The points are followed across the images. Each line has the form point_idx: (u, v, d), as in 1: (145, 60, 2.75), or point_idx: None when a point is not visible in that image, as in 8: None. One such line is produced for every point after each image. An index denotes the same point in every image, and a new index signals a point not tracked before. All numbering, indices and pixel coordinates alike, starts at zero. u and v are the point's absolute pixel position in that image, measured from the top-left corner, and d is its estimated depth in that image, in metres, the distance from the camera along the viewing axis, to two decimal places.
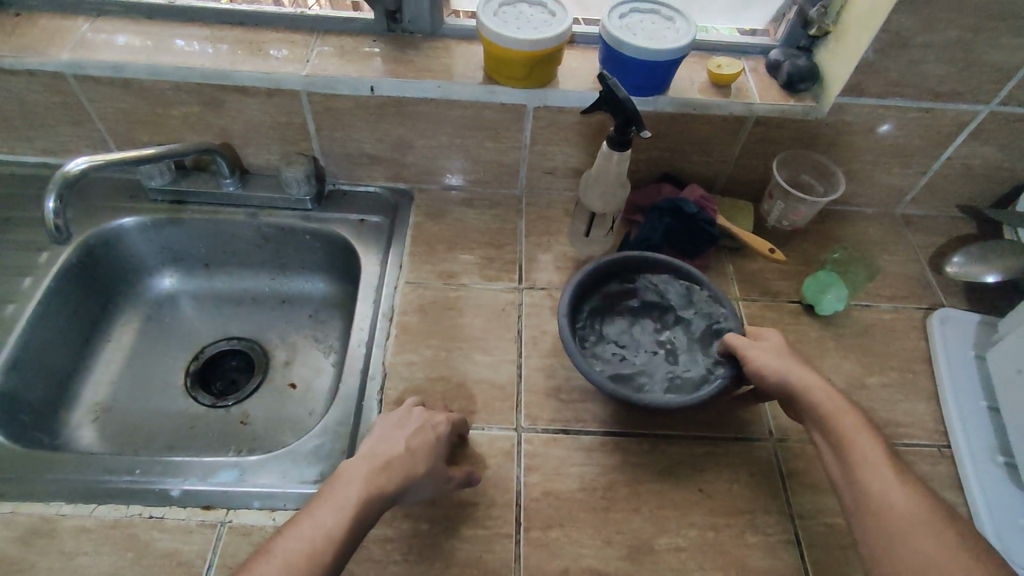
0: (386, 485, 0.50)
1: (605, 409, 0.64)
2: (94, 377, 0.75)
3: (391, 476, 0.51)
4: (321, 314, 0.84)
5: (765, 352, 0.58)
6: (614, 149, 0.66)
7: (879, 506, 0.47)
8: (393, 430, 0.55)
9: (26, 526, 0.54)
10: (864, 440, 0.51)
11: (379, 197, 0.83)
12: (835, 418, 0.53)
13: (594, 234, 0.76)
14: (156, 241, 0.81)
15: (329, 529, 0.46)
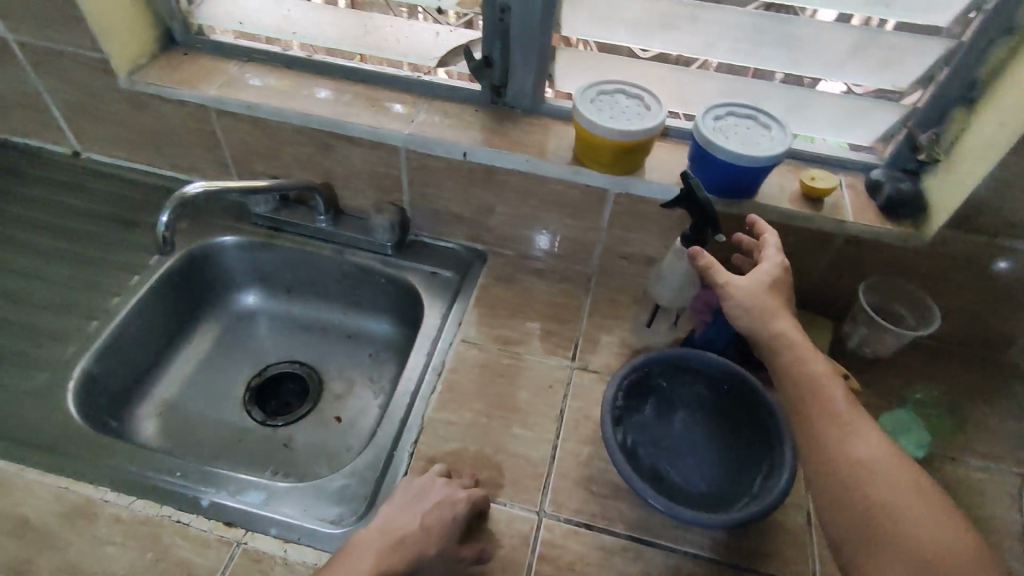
0: (397, 564, 0.52)
1: (635, 511, 0.61)
2: (168, 375, 0.81)
3: (402, 556, 0.52)
4: (380, 355, 0.87)
5: (754, 287, 0.58)
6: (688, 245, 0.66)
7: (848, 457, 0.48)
8: (411, 502, 0.56)
9: (73, 504, 0.58)
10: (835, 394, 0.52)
11: (456, 253, 0.86)
12: (832, 401, 0.52)
13: (656, 326, 0.77)
14: (250, 261, 0.88)
15: None
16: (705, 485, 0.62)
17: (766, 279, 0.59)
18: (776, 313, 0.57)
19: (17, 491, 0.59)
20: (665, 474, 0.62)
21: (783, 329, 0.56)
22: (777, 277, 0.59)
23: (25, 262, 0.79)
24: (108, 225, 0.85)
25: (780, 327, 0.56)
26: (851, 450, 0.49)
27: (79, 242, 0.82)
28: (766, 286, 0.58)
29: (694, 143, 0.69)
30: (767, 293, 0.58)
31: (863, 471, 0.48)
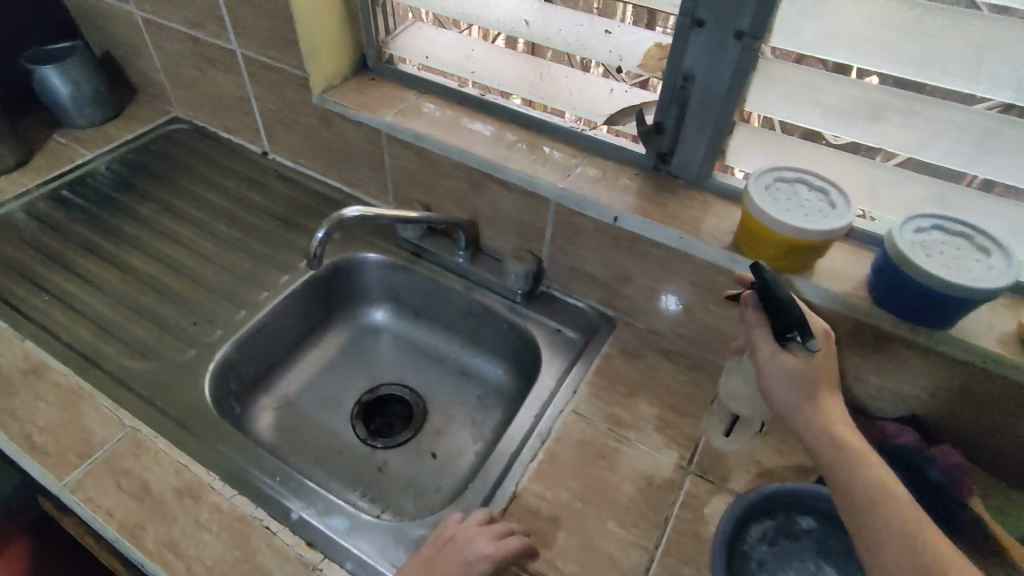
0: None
1: None
2: (293, 372, 0.86)
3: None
4: (487, 399, 0.86)
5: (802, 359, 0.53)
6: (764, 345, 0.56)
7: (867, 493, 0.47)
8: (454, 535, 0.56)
9: (185, 482, 0.62)
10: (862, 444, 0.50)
11: (585, 314, 0.82)
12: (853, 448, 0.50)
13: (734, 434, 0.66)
14: (387, 281, 0.91)
15: None
16: None
17: (817, 372, 0.53)
18: (822, 381, 0.53)
19: (145, 456, 0.64)
20: None
21: (823, 398, 0.53)
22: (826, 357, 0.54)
23: (202, 244, 0.88)
24: (275, 223, 0.92)
25: (817, 396, 0.53)
26: (870, 485, 0.47)
27: (249, 234, 0.90)
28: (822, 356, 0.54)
29: (883, 254, 0.59)
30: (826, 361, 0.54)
31: (852, 465, 0.49)
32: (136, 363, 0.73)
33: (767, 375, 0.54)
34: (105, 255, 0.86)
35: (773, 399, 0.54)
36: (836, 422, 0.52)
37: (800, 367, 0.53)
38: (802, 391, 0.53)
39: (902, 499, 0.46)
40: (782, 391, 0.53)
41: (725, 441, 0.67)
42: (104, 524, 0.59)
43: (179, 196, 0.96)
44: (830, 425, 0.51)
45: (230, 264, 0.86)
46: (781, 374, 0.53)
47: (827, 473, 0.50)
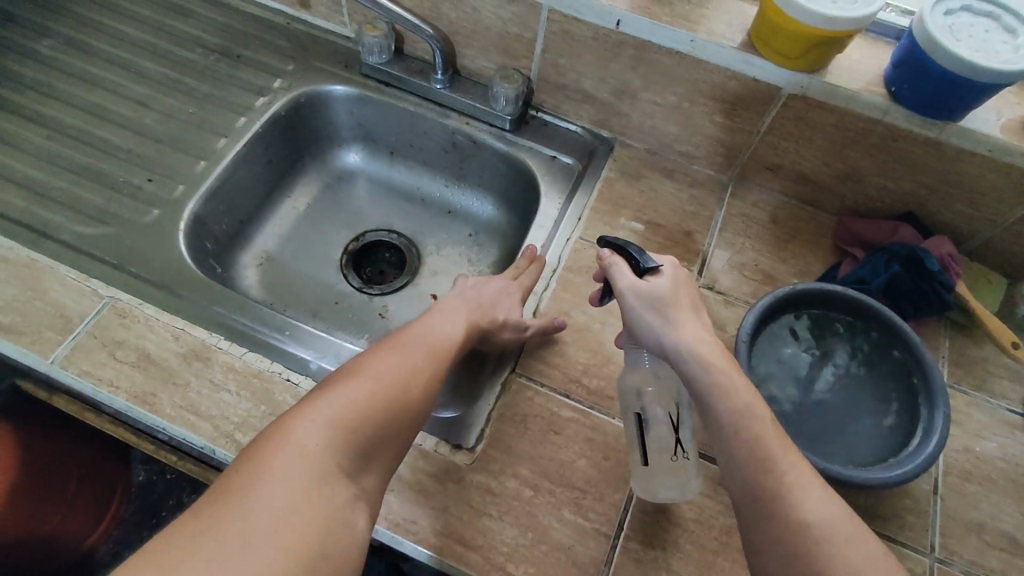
0: (439, 366, 0.51)
1: None
2: (269, 227, 0.79)
3: (443, 361, 0.52)
4: (481, 237, 0.83)
5: (676, 290, 0.53)
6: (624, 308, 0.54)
7: (699, 341, 0.50)
8: (441, 319, 0.57)
9: (189, 346, 0.58)
10: (694, 314, 0.53)
11: (580, 139, 0.78)
12: (701, 317, 0.53)
13: (656, 466, 0.53)
14: (359, 115, 0.81)
15: (415, 367, 0.49)
16: (868, 437, 0.56)
17: (674, 293, 0.53)
18: (691, 306, 0.53)
19: (135, 324, 0.59)
20: (812, 418, 0.57)
21: (681, 315, 0.52)
22: (686, 282, 0.55)
23: (130, 87, 0.75)
24: (214, 57, 0.79)
25: (676, 315, 0.52)
26: (708, 345, 0.50)
27: (185, 72, 0.77)
28: (689, 283, 0.55)
29: (909, 41, 0.57)
30: (682, 286, 0.54)
31: (788, 559, 0.42)
32: (93, 230, 0.64)
33: (628, 311, 0.54)
34: (10, 107, 0.71)
35: (632, 331, 0.54)
36: (794, 512, 0.43)
37: (661, 288, 0.53)
38: (651, 305, 0.52)
39: (738, 406, 0.47)
40: (644, 317, 0.52)
41: (652, 471, 0.53)
42: (112, 395, 0.55)
43: (83, 29, 0.79)
44: (751, 459, 0.45)
45: (173, 108, 0.74)
46: (639, 300, 0.53)
47: (689, 369, 0.49)
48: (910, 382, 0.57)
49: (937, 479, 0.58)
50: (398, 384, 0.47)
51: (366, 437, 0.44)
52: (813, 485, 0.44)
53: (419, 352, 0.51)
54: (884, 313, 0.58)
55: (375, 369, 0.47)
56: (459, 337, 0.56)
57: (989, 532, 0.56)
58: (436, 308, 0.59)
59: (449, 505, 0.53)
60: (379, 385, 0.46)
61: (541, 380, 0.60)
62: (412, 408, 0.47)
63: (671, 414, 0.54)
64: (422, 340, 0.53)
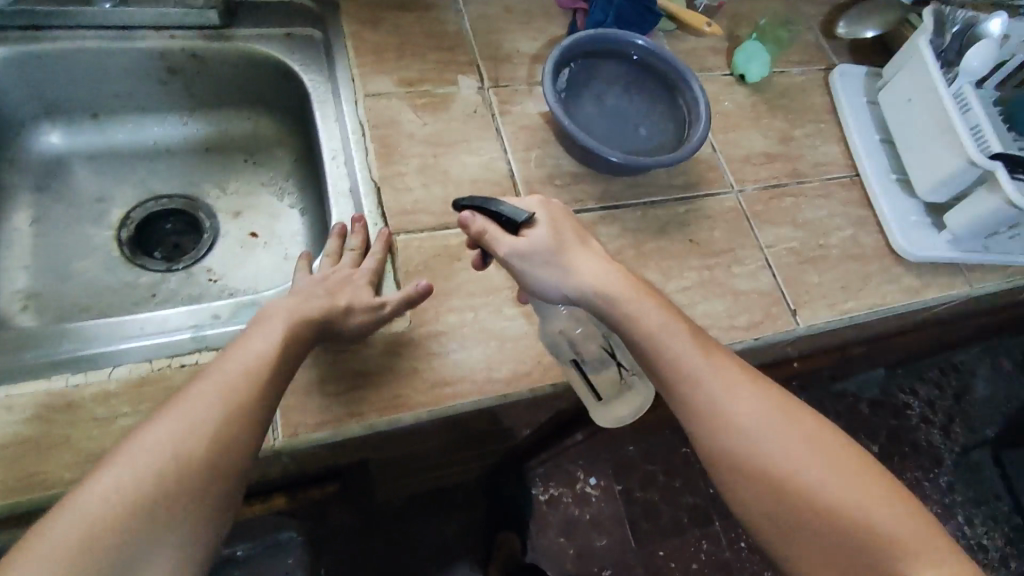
0: (247, 404, 0.41)
1: (579, 189, 0.68)
2: (4, 263, 0.62)
3: (252, 395, 0.41)
4: (258, 155, 0.75)
5: (550, 230, 0.52)
6: (517, 275, 0.52)
7: (591, 281, 0.51)
8: (256, 329, 0.46)
9: (35, 405, 0.47)
10: (582, 254, 0.52)
11: (300, 6, 0.72)
12: (593, 248, 0.53)
13: (609, 394, 0.55)
14: (26, 84, 0.64)
15: (204, 420, 0.39)
16: (663, 131, 0.70)
17: (553, 236, 0.52)
18: (573, 244, 0.52)
19: None
20: (625, 139, 0.68)
21: (571, 254, 0.51)
22: (558, 219, 0.53)
23: None
24: None
25: (566, 257, 0.51)
26: (605, 279, 0.51)
27: None
28: (562, 218, 0.54)
29: None
30: (558, 225, 0.53)
31: (719, 451, 0.48)
32: None
33: (519, 272, 0.52)
34: None
35: (530, 289, 0.52)
36: (725, 411, 0.48)
37: (541, 238, 0.51)
38: (541, 259, 0.51)
39: (649, 327, 0.50)
40: (538, 271, 0.51)
41: (606, 400, 0.55)
42: None
43: None
44: (676, 376, 0.49)
45: None
46: (526, 258, 0.51)
47: (597, 308, 0.51)
48: (668, 78, 0.71)
49: (712, 141, 0.77)
50: (178, 451, 0.37)
51: (136, 529, 0.35)
52: (738, 382, 0.49)
53: (211, 395, 0.40)
54: (635, 39, 0.70)
55: (148, 441, 0.37)
56: (275, 349, 0.44)
57: (753, 157, 0.77)
58: (257, 317, 0.47)
59: (418, 366, 0.55)
60: (140, 466, 0.36)
61: (419, 227, 0.62)
62: (204, 475, 0.37)
63: (604, 343, 0.55)
64: (221, 373, 0.42)
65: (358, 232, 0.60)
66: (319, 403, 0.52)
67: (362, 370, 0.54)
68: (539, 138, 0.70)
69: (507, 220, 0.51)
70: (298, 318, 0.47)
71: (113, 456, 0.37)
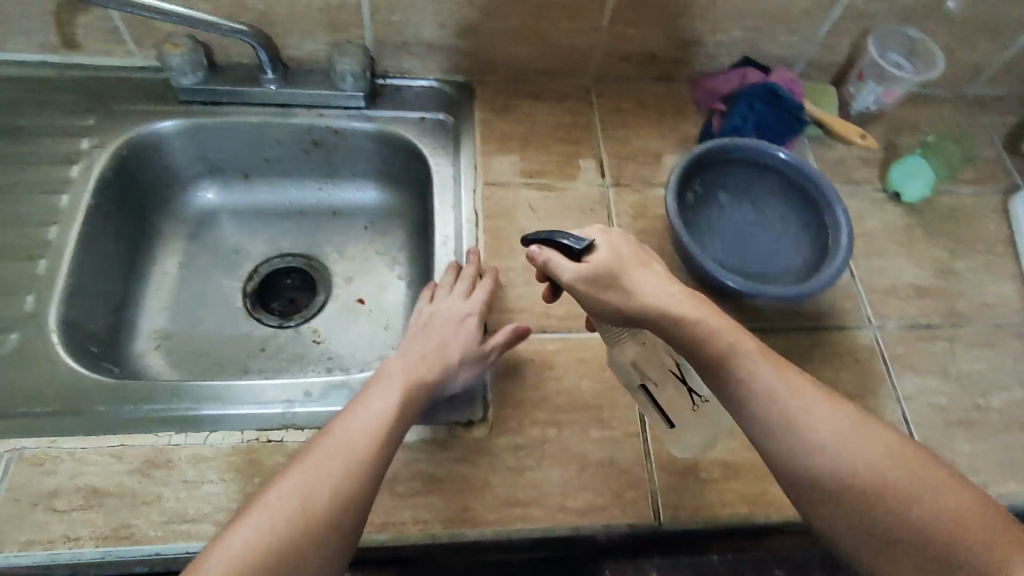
0: (367, 464, 0.43)
1: None
2: (148, 304, 0.69)
3: (369, 455, 0.43)
4: (379, 224, 0.79)
5: (616, 257, 0.50)
6: (584, 301, 0.51)
7: (649, 300, 0.48)
8: (377, 385, 0.49)
9: (139, 458, 0.50)
10: (644, 273, 0.49)
11: (439, 91, 0.75)
12: (651, 265, 0.50)
13: (683, 422, 0.54)
14: (195, 149, 0.72)
15: (331, 476, 0.41)
16: (793, 258, 0.63)
17: (618, 259, 0.50)
18: (641, 264, 0.50)
19: (60, 464, 0.49)
20: (747, 262, 0.63)
21: (636, 277, 0.49)
22: (624, 242, 0.52)
23: None
24: None
25: (630, 280, 0.49)
26: (660, 295, 0.48)
27: None
28: (627, 242, 0.52)
29: None
30: (622, 250, 0.51)
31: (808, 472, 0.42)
32: None
33: (585, 299, 0.51)
34: None
35: (596, 315, 0.51)
36: (802, 426, 0.43)
37: (602, 263, 0.50)
38: (601, 285, 0.49)
39: (712, 347, 0.45)
40: (599, 299, 0.50)
41: (680, 428, 0.54)
42: (77, 549, 0.47)
43: None
44: (746, 391, 0.44)
45: None
46: (586, 285, 0.50)
47: (661, 324, 0.47)
48: (807, 196, 0.65)
49: (851, 265, 0.69)
50: (306, 505, 0.40)
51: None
52: (812, 398, 0.44)
53: (336, 451, 0.43)
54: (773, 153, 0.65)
55: (281, 491, 0.40)
56: (394, 407, 0.47)
57: (900, 289, 0.68)
58: (374, 376, 0.50)
59: (491, 479, 0.53)
60: (275, 518, 0.39)
61: (515, 327, 0.61)
62: (328, 531, 0.40)
63: (674, 368, 0.53)
64: (344, 430, 0.44)
65: (465, 271, 0.61)
66: (387, 502, 0.51)
67: (435, 475, 0.52)
68: (654, 243, 0.67)
69: (570, 249, 0.51)
70: (412, 381, 0.49)
71: (250, 507, 0.40)
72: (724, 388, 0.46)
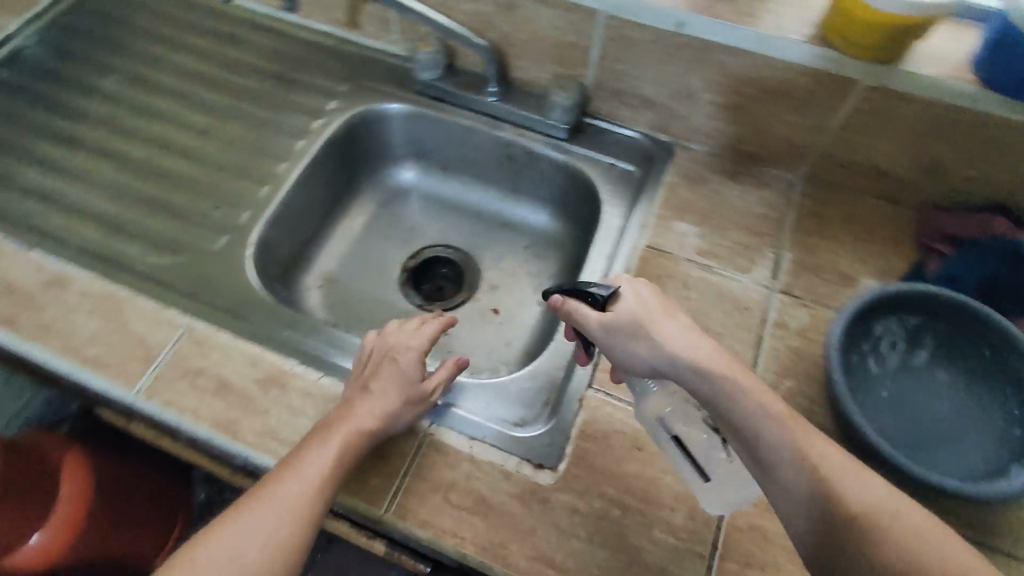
0: (300, 522, 0.45)
1: None
2: (328, 249, 0.80)
3: (304, 513, 0.46)
4: (539, 248, 0.82)
5: (639, 306, 0.50)
6: (607, 345, 0.51)
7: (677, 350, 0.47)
8: (314, 439, 0.50)
9: (266, 372, 0.59)
10: (674, 323, 0.49)
11: (638, 144, 0.76)
12: (680, 317, 0.50)
13: (718, 483, 0.48)
14: (412, 134, 0.81)
15: (265, 537, 0.44)
16: (967, 448, 0.53)
17: (643, 310, 0.50)
18: (668, 313, 0.50)
19: (212, 352, 0.59)
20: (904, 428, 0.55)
21: (662, 329, 0.49)
22: (651, 293, 0.52)
23: (191, 116, 0.77)
24: (271, 83, 0.80)
25: (654, 329, 0.49)
26: (691, 343, 0.47)
27: (245, 99, 0.79)
28: (658, 294, 0.52)
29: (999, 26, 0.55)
30: (648, 301, 0.51)
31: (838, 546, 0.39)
32: (166, 259, 0.66)
33: (609, 346, 0.51)
34: (91, 145, 0.74)
35: (621, 364, 0.51)
36: (833, 497, 0.40)
37: (627, 312, 0.50)
38: (627, 334, 0.50)
39: (741, 404, 0.44)
40: (628, 347, 0.50)
41: (718, 487, 0.48)
42: (195, 423, 0.56)
43: (148, 64, 0.82)
44: (772, 455, 0.42)
45: (235, 135, 0.76)
46: (613, 334, 0.51)
47: (691, 384, 0.46)
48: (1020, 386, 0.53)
49: None
50: (237, 563, 0.43)
51: None
52: (847, 467, 0.41)
53: (269, 509, 0.45)
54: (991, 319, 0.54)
55: (216, 549, 0.43)
56: (332, 462, 0.49)
57: None
58: (314, 427, 0.52)
59: (535, 529, 0.52)
60: (207, 575, 0.42)
61: (619, 394, 0.58)
62: None
63: (706, 419, 0.48)
64: (275, 486, 0.46)
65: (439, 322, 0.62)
66: (436, 504, 0.53)
67: (486, 499, 0.53)
68: (806, 368, 0.59)
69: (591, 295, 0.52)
70: (353, 435, 0.51)
71: (183, 567, 0.42)
72: (750, 451, 0.43)
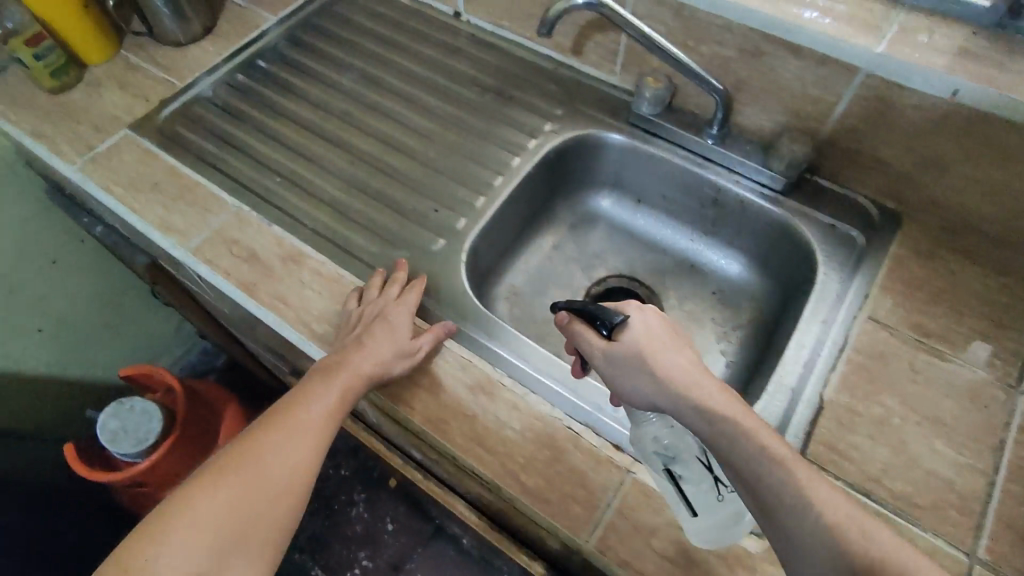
0: (309, 440, 0.55)
1: None
2: (519, 263, 0.82)
3: (313, 435, 0.55)
4: (727, 296, 0.80)
5: (642, 337, 0.51)
6: (613, 375, 0.52)
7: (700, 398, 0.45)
8: (318, 379, 0.58)
9: (476, 378, 0.60)
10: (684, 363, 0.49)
11: (860, 207, 0.72)
12: (683, 354, 0.50)
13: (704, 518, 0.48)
14: (617, 164, 0.82)
15: (293, 461, 0.53)
16: None
17: (644, 340, 0.51)
18: (669, 346, 0.50)
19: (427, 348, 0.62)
20: None
21: (661, 360, 0.49)
22: (655, 321, 0.52)
23: (415, 120, 0.82)
24: (490, 97, 0.84)
25: (656, 362, 0.49)
26: (696, 389, 0.46)
27: (465, 110, 0.83)
28: (667, 329, 0.52)
29: None
30: (653, 331, 0.51)
31: None
32: (387, 252, 0.70)
33: (616, 375, 0.51)
34: (326, 135, 0.81)
35: (624, 394, 0.51)
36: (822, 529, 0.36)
37: (632, 342, 0.51)
38: (628, 364, 0.50)
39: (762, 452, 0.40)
40: (628, 380, 0.50)
41: (702, 522, 0.48)
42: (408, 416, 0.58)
43: (380, 67, 0.88)
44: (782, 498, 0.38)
45: (453, 143, 0.80)
46: (615, 362, 0.51)
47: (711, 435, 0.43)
48: None
49: None
50: (267, 479, 0.51)
51: (235, 528, 0.48)
52: (850, 508, 0.37)
53: (291, 435, 0.54)
54: None
55: (256, 469, 0.51)
56: (342, 399, 0.57)
57: None
58: (315, 366, 0.59)
59: None
60: (237, 481, 0.50)
61: (836, 472, 0.54)
62: (277, 495, 0.51)
63: (701, 457, 0.48)
64: (299, 418, 0.55)
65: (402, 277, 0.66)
66: (638, 546, 0.52)
67: (688, 553, 0.51)
68: None
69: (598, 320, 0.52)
70: (356, 378, 0.57)
71: (225, 482, 0.50)
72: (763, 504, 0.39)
